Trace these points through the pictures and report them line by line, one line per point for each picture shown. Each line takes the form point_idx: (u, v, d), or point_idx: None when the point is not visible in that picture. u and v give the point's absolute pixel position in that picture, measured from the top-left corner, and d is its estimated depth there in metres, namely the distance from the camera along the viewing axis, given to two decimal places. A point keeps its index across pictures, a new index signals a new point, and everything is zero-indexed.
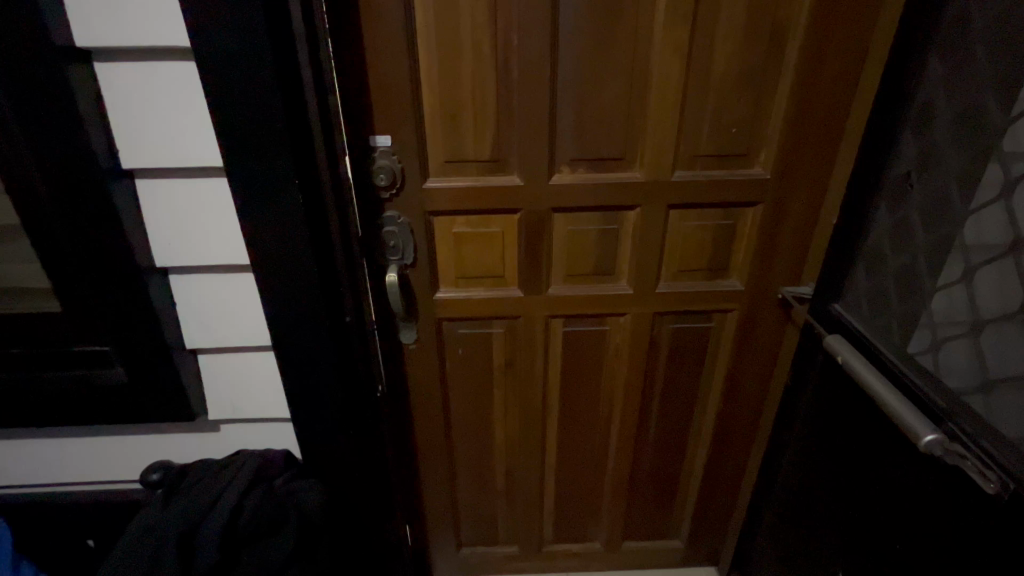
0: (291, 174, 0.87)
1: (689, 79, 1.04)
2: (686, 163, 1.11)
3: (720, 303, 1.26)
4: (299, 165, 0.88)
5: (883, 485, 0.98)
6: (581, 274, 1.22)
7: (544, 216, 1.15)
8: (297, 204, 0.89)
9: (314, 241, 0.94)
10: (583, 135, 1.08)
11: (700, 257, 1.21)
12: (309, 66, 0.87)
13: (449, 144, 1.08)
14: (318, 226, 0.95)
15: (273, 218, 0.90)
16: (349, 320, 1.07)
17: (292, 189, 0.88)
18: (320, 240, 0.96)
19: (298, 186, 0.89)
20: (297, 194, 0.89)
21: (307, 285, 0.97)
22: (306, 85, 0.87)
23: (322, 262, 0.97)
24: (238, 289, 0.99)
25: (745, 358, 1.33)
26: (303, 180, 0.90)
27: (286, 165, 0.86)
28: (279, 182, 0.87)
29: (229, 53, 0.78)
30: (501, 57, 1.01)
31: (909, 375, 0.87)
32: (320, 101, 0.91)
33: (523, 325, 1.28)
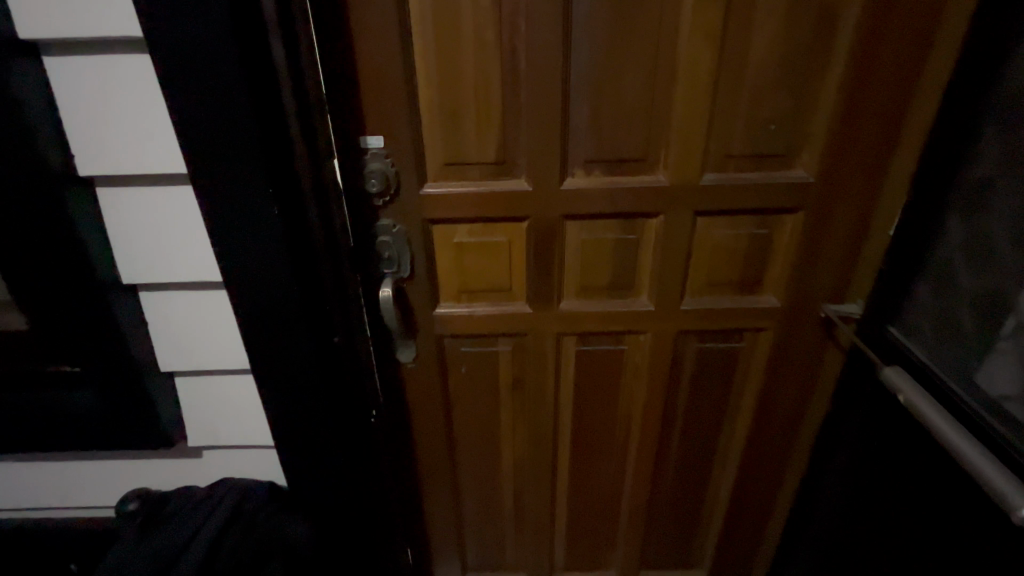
0: (266, 183, 0.77)
1: (721, 70, 0.91)
2: (717, 165, 0.98)
3: (751, 321, 1.13)
4: (274, 173, 0.78)
5: (960, 536, 0.85)
6: (596, 287, 1.10)
7: (555, 223, 1.03)
8: (274, 217, 0.80)
9: (295, 257, 0.84)
10: (601, 135, 0.96)
11: (731, 270, 1.08)
12: (286, 61, 0.77)
13: (449, 145, 0.96)
14: (298, 240, 0.85)
15: (248, 232, 0.80)
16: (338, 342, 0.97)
17: (268, 201, 0.78)
18: (303, 256, 0.86)
19: (275, 197, 0.79)
20: (273, 206, 0.79)
21: (289, 305, 0.87)
22: (282, 83, 0.77)
23: (305, 279, 0.88)
24: (213, 308, 0.90)
25: (779, 381, 1.20)
26: (280, 190, 0.80)
27: (261, 174, 0.77)
28: (253, 193, 0.78)
29: (191, 46, 0.69)
30: (507, 47, 0.89)
31: (987, 420, 0.76)
32: (300, 100, 0.81)
33: (533, 343, 1.16)
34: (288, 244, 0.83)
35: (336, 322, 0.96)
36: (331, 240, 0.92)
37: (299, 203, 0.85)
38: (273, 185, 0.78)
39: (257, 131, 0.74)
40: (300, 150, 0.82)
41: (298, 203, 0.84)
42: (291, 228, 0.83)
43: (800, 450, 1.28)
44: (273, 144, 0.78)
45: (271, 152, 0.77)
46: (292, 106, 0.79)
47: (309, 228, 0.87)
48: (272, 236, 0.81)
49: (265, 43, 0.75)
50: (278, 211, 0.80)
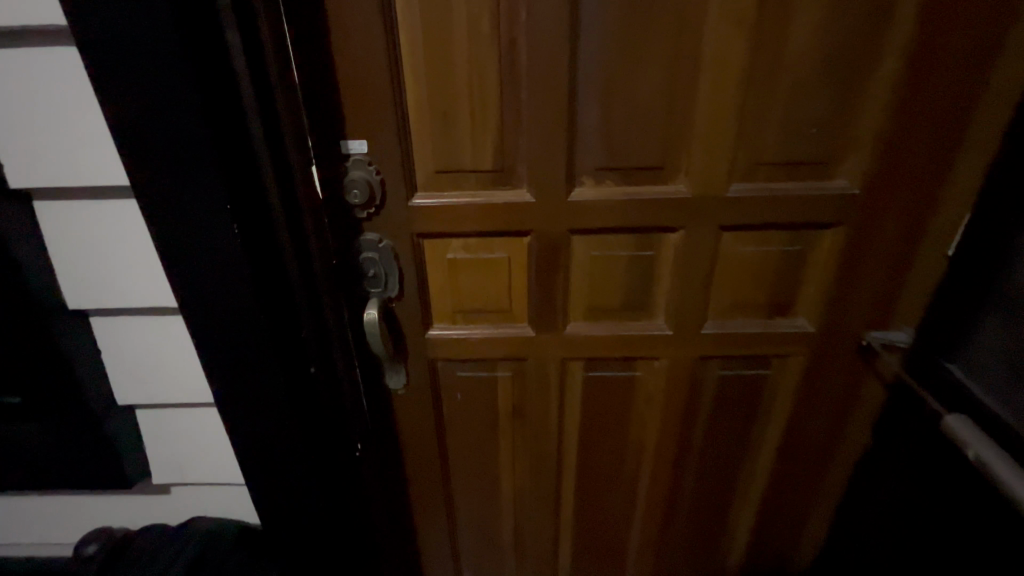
0: (223, 198, 0.68)
1: (754, 66, 0.78)
2: (747, 173, 0.86)
3: (781, 347, 1.01)
4: (233, 186, 0.69)
5: None
6: (606, 309, 0.99)
7: (560, 238, 0.91)
8: (234, 236, 0.70)
9: (259, 280, 0.74)
10: (613, 140, 0.84)
11: (758, 291, 0.96)
12: (246, 56, 0.67)
13: (441, 151, 0.85)
14: (264, 261, 0.75)
15: (205, 254, 0.71)
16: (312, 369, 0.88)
17: (225, 218, 0.69)
18: (269, 278, 0.77)
19: (234, 213, 0.69)
20: (233, 223, 0.69)
21: (255, 334, 0.77)
22: (242, 83, 0.68)
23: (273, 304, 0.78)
24: (171, 335, 0.80)
25: (810, 413, 1.07)
26: (241, 204, 0.70)
27: (218, 188, 0.67)
28: (208, 210, 0.68)
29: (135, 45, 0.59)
30: (506, 39, 0.78)
31: None
32: (264, 102, 0.71)
33: (535, 368, 1.05)
34: (252, 266, 0.73)
35: (312, 348, 0.86)
36: (304, 259, 0.82)
37: (266, 219, 0.75)
38: (231, 199, 0.69)
39: (211, 139, 0.65)
40: (266, 158, 0.72)
41: (263, 219, 0.75)
42: (254, 248, 0.73)
43: (831, 487, 1.15)
44: (231, 153, 0.68)
45: (227, 162, 0.67)
46: (255, 108, 0.69)
47: (277, 246, 0.77)
48: (232, 258, 0.71)
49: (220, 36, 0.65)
50: (239, 228, 0.70)
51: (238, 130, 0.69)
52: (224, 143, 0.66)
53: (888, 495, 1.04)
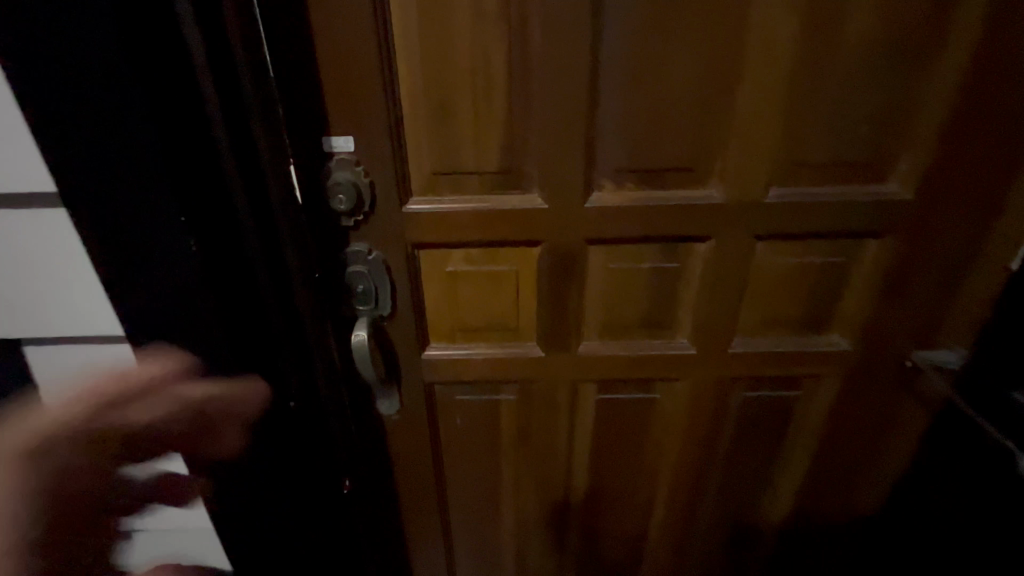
0: (176, 208, 0.57)
1: (802, 54, 0.68)
2: (788, 176, 0.76)
3: (815, 367, 0.92)
4: (188, 195, 0.58)
5: None
6: (625, 326, 0.88)
7: (574, 249, 0.81)
8: (191, 254, 0.59)
9: (224, 305, 0.63)
10: (638, 138, 0.73)
11: (792, 306, 0.87)
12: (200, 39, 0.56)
13: (440, 150, 0.74)
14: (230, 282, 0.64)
15: (157, 276, 0.60)
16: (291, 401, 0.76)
17: (180, 232, 0.58)
18: (238, 301, 0.65)
19: (189, 226, 0.58)
20: (189, 239, 0.59)
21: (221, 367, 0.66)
22: (198, 71, 0.57)
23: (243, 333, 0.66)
24: (118, 366, 0.68)
25: (842, 436, 0.98)
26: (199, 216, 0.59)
27: (169, 195, 0.56)
28: (157, 224, 0.57)
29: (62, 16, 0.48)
30: (517, 17, 0.66)
31: None
32: (225, 93, 0.60)
33: (543, 390, 0.95)
34: (216, 289, 0.62)
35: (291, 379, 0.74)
36: (278, 278, 0.71)
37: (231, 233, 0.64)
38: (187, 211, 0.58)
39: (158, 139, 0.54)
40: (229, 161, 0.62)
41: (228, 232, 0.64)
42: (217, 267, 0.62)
43: (861, 515, 1.06)
44: (185, 155, 0.57)
45: (180, 165, 0.57)
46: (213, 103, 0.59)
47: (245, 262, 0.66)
48: (189, 280, 0.60)
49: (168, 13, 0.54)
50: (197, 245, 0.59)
51: (193, 127, 0.58)
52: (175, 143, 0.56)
53: (940, 527, 0.95)
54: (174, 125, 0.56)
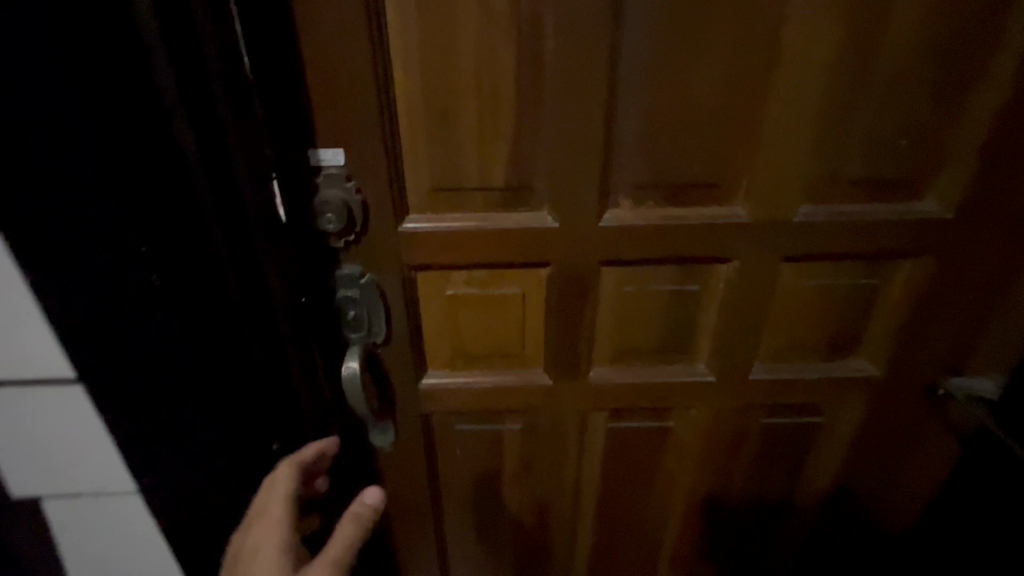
0: (136, 239, 0.49)
1: (839, 61, 0.62)
2: (819, 194, 0.70)
3: (839, 394, 0.86)
4: (148, 221, 0.50)
5: None
6: (638, 352, 0.82)
7: (587, 271, 0.74)
8: (153, 290, 0.52)
9: (194, 343, 0.56)
10: (658, 152, 0.67)
11: (818, 331, 0.81)
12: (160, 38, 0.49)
13: (441, 165, 0.67)
14: (201, 317, 0.56)
15: (114, 315, 0.52)
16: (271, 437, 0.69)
17: (141, 266, 0.50)
18: (210, 338, 0.58)
19: (150, 258, 0.51)
20: (151, 273, 0.51)
21: (193, 411, 0.59)
22: (161, 76, 0.50)
23: (217, 372, 0.59)
24: (65, 412, 0.59)
25: (865, 465, 0.93)
26: (161, 245, 0.52)
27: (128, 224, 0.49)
28: (111, 257, 0.49)
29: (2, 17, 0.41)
30: (526, 17, 0.60)
31: None
32: (193, 101, 0.53)
33: (550, 420, 0.88)
34: (184, 326, 0.54)
35: (273, 413, 0.68)
36: (257, 306, 0.63)
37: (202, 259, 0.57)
38: (148, 241, 0.51)
39: (109, 158, 0.47)
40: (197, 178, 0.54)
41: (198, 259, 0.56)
42: (186, 301, 0.54)
43: (882, 547, 1.01)
44: (143, 175, 0.50)
45: (137, 187, 0.49)
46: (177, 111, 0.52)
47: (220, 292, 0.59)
48: (152, 318, 0.53)
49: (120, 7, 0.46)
50: (160, 278, 0.52)
51: (153, 141, 0.51)
52: (130, 163, 0.48)
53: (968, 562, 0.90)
54: (129, 142, 0.48)
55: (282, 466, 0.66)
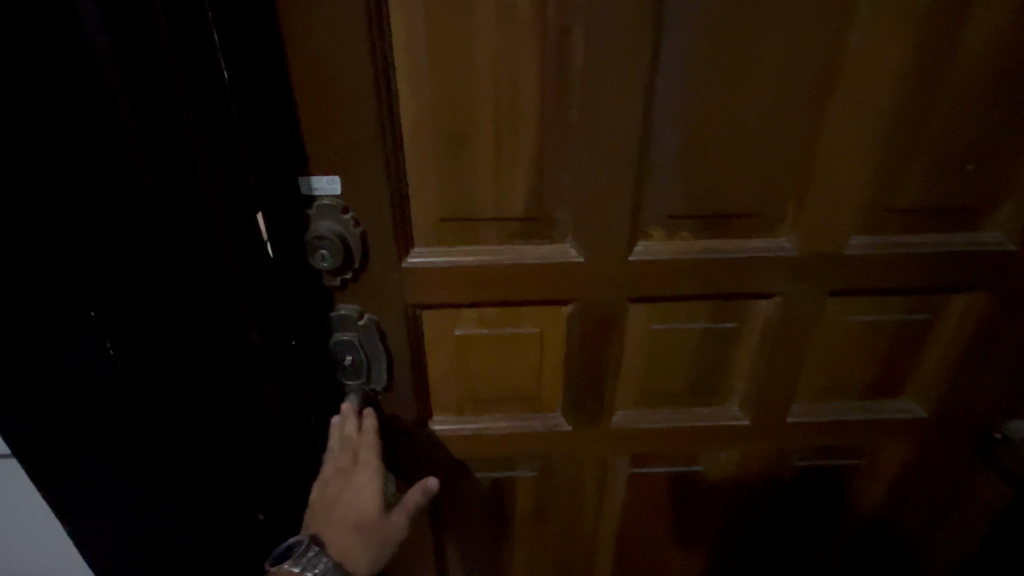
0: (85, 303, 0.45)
1: (904, 80, 0.55)
2: (871, 224, 0.63)
3: (882, 435, 0.79)
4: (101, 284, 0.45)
5: None
6: (665, 395, 0.75)
7: (612, 309, 0.66)
8: (105, 358, 0.48)
9: (156, 410, 0.51)
10: (696, 178, 0.59)
11: (863, 370, 0.74)
12: (114, 60, 0.42)
13: (451, 194, 0.58)
14: (165, 381, 0.51)
15: (63, 389, 0.47)
16: (256, 499, 0.62)
17: (91, 333, 0.46)
18: (176, 402, 0.52)
19: (103, 323, 0.46)
20: (103, 340, 0.47)
21: (156, 483, 0.54)
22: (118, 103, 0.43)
23: (186, 438, 0.54)
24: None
25: (905, 509, 0.86)
26: (118, 308, 0.47)
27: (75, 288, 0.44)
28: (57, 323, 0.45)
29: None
30: (553, 27, 0.52)
31: None
32: (155, 133, 0.46)
33: (567, 466, 0.80)
34: (145, 393, 0.50)
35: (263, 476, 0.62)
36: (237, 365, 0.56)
37: (170, 316, 0.50)
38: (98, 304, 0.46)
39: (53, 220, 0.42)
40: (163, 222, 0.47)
41: (165, 317, 0.50)
42: (146, 366, 0.50)
43: None
44: (94, 233, 0.44)
45: (86, 248, 0.44)
46: (137, 145, 0.45)
47: (192, 350, 0.52)
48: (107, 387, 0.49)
49: (59, 33, 0.40)
50: (114, 344, 0.48)
51: (106, 188, 0.44)
52: (65, 224, 0.43)
53: None
54: (76, 198, 0.43)
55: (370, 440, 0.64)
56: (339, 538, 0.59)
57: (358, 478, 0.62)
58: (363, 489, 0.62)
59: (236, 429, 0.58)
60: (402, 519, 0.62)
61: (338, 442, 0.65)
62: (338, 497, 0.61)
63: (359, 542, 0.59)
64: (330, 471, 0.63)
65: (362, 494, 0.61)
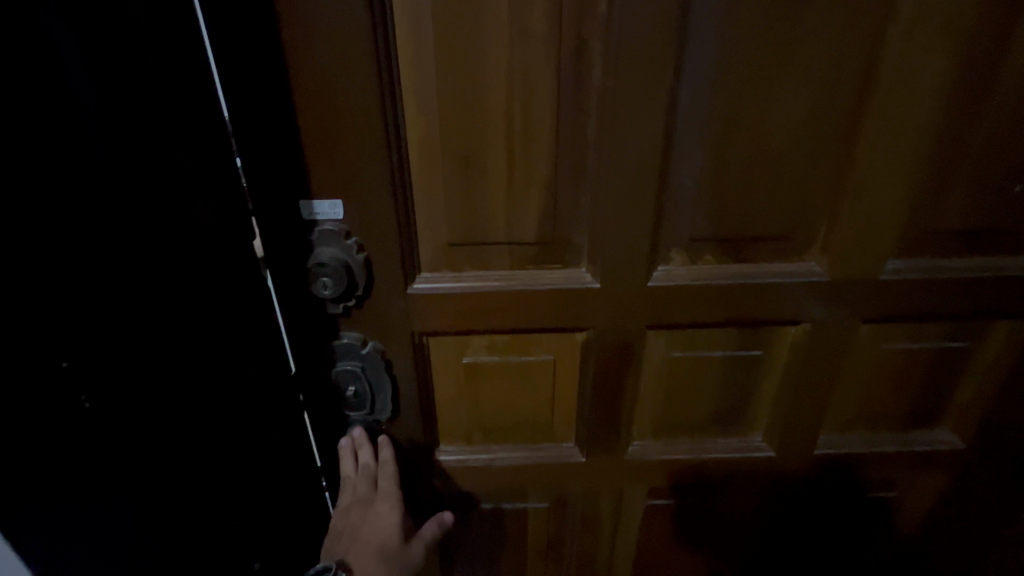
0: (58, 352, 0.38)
1: (948, 94, 0.51)
2: (908, 248, 0.59)
3: (915, 467, 0.74)
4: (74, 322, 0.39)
5: None
6: (686, 424, 0.70)
7: (631, 336, 0.63)
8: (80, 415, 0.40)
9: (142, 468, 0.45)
10: (721, 201, 0.56)
11: (897, 400, 0.69)
12: (95, 66, 0.37)
13: (460, 218, 0.55)
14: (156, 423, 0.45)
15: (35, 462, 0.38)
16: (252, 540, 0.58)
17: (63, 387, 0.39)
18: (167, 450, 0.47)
19: (76, 375, 0.40)
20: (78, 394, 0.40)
21: (142, 551, 0.46)
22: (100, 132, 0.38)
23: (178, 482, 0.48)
24: None
25: (938, 542, 0.82)
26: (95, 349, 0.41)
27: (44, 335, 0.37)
28: (23, 384, 0.37)
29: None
30: (570, 42, 0.49)
31: None
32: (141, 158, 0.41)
33: (581, 498, 0.76)
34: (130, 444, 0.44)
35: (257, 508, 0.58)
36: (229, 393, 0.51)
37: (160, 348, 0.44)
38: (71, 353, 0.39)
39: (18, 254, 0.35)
40: (150, 249, 0.43)
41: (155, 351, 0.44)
42: (133, 411, 0.44)
43: None
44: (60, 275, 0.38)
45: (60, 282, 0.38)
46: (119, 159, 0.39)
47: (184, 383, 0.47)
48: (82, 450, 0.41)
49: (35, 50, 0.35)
50: (90, 397, 0.41)
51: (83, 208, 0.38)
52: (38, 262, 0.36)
53: None
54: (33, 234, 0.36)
55: (388, 461, 0.64)
56: (364, 566, 0.55)
57: (380, 502, 0.60)
58: (385, 517, 0.59)
59: (230, 463, 0.53)
60: (419, 550, 0.60)
61: (354, 469, 0.63)
62: (359, 525, 0.59)
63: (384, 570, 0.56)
64: (346, 500, 0.61)
65: (383, 521, 0.59)
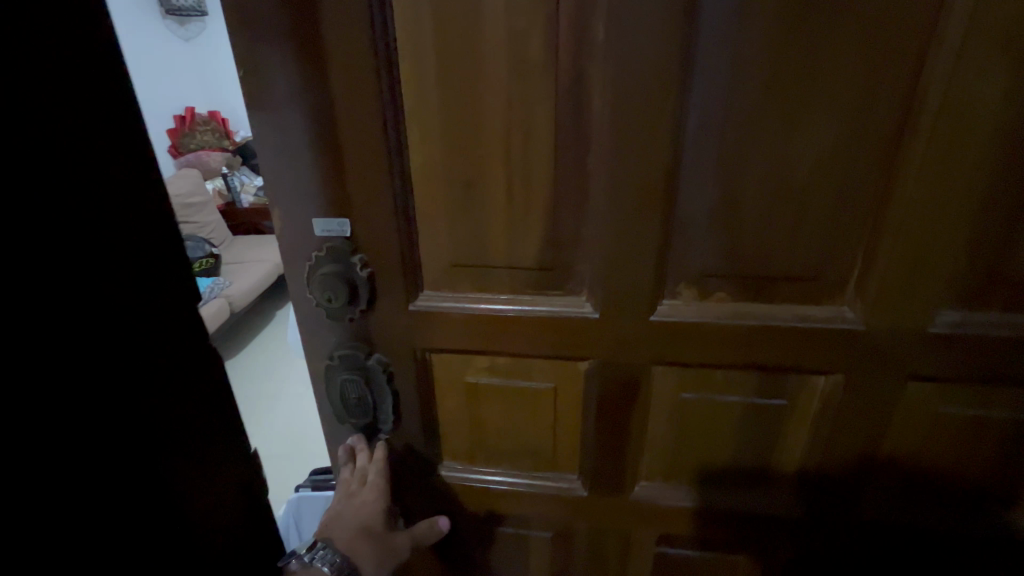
0: None
1: (1011, 127, 0.44)
2: (964, 299, 0.51)
3: (985, 555, 0.63)
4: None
5: None
6: (699, 471, 0.65)
7: (635, 372, 0.60)
8: None
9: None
10: (734, 238, 0.52)
11: (956, 472, 0.59)
12: None
13: (461, 240, 0.56)
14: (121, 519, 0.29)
15: None
16: None
17: None
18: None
19: None
20: None
21: None
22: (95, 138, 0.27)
23: None
24: None
25: None
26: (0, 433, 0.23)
27: None
28: None
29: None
30: (568, 76, 0.48)
31: None
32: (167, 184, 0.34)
33: (588, 533, 0.73)
34: None
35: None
36: None
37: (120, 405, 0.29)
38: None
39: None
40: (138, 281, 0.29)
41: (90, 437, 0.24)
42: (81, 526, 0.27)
43: None
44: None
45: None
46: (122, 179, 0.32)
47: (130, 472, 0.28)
48: None
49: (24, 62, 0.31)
50: None
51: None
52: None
53: None
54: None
55: (381, 461, 0.66)
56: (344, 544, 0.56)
57: (365, 494, 0.62)
58: (368, 507, 0.61)
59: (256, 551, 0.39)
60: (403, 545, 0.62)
61: (349, 467, 0.66)
62: (344, 512, 0.60)
63: (364, 549, 0.57)
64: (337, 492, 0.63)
65: (368, 511, 0.60)
